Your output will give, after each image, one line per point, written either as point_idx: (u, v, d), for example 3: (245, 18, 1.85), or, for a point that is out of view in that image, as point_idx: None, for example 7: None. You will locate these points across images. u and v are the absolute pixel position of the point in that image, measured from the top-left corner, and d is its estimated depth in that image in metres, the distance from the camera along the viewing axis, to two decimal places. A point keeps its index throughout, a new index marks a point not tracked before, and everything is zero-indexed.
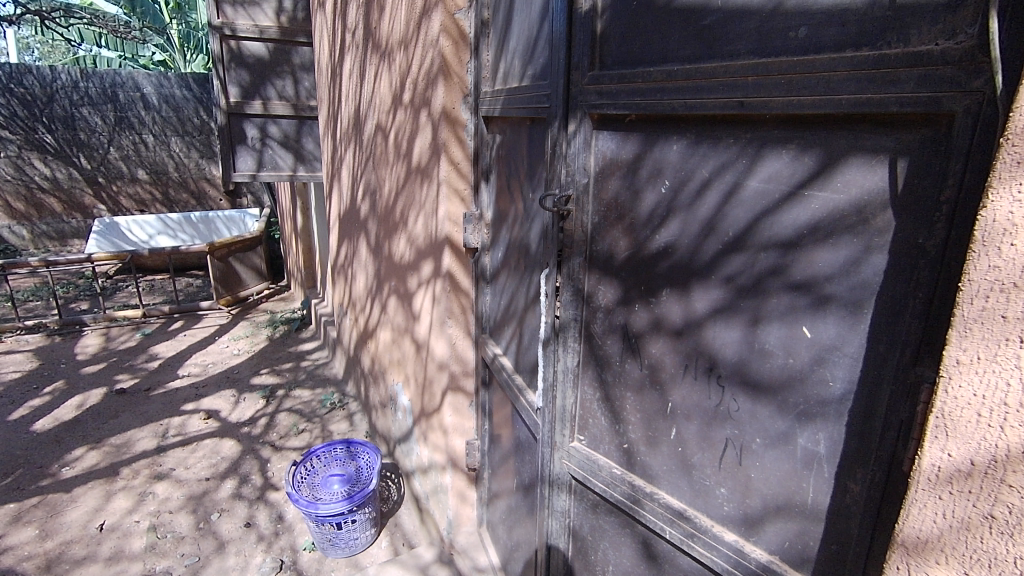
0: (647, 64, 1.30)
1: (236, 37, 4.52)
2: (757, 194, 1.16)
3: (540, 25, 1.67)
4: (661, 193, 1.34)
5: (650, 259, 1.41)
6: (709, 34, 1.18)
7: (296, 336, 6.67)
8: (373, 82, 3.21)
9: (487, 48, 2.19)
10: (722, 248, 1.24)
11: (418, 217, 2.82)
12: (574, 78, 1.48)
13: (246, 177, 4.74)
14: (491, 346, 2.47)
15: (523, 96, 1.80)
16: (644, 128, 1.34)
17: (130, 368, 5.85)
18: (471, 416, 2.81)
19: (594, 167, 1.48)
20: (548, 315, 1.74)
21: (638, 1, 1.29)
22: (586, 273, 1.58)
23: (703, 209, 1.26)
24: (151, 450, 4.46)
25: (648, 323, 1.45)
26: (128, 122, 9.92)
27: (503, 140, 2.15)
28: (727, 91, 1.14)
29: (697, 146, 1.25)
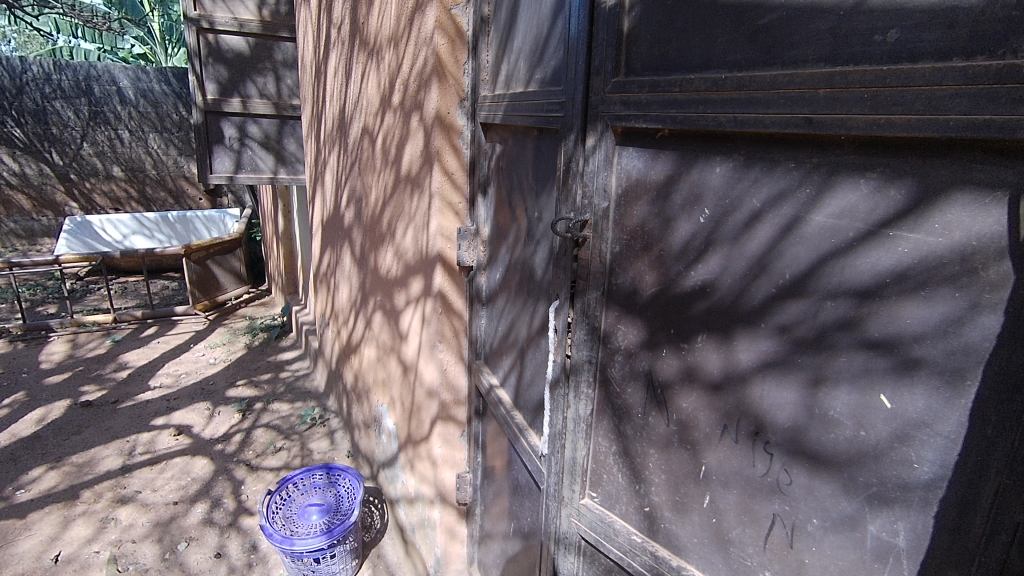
0: (685, 70, 1.08)
1: (214, 31, 4.25)
2: (824, 231, 0.96)
3: (552, 23, 1.45)
4: (699, 222, 1.14)
5: (682, 299, 1.20)
6: (766, 36, 0.96)
7: (276, 344, 6.39)
8: (359, 81, 2.98)
9: (486, 48, 1.98)
10: (776, 292, 1.04)
11: (407, 230, 2.59)
12: (594, 84, 1.26)
13: (224, 179, 4.49)
14: (486, 374, 2.26)
15: (531, 102, 1.59)
16: (680, 145, 1.13)
17: (97, 378, 5.53)
18: (462, 447, 2.59)
19: (615, 189, 1.27)
20: (556, 354, 1.53)
21: None
22: (603, 310, 1.37)
23: (753, 245, 1.06)
24: (116, 471, 4.16)
25: (679, 372, 1.24)
26: (103, 117, 9.53)
27: (503, 150, 1.93)
28: (791, 106, 0.93)
29: (747, 169, 1.04)
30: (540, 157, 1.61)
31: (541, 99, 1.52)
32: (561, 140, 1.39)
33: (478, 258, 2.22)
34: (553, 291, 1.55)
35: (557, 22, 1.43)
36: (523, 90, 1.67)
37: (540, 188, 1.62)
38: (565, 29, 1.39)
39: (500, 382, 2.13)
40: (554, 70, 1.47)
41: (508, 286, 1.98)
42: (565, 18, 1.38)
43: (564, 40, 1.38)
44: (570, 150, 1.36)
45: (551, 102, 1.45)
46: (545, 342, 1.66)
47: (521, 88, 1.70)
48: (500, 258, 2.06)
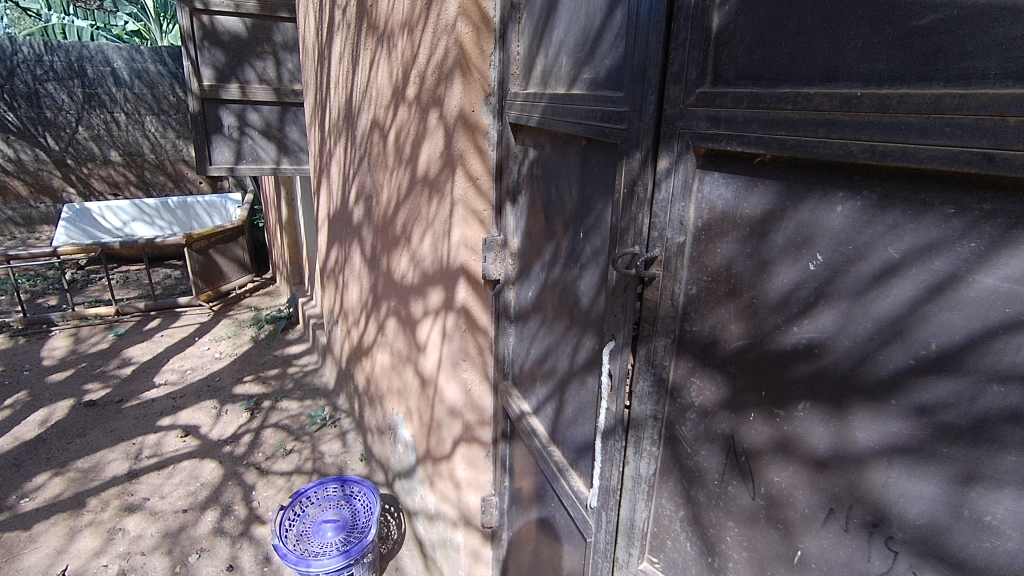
0: (799, 82, 0.86)
1: (209, 12, 3.97)
2: (995, 297, 0.74)
3: (608, 14, 1.22)
4: (808, 270, 0.92)
5: (779, 358, 1.00)
6: (924, 43, 0.73)
7: (282, 336, 6.23)
8: (368, 70, 2.72)
9: (517, 38, 1.74)
10: (916, 364, 0.83)
11: (424, 236, 2.38)
12: (669, 93, 1.04)
13: (224, 170, 4.22)
14: (515, 398, 2.07)
15: (578, 107, 1.35)
16: (787, 176, 0.91)
17: (101, 376, 5.38)
18: (487, 469, 2.42)
19: (694, 222, 1.06)
20: (611, 402, 1.34)
21: None
22: (673, 360, 1.17)
23: (884, 304, 0.85)
24: (122, 477, 4.03)
25: (771, 441, 1.05)
26: (98, 100, 9.22)
27: (537, 156, 1.70)
28: (961, 137, 0.71)
29: (883, 212, 0.82)
30: (587, 170, 1.39)
31: (591, 106, 1.29)
32: (621, 157, 1.17)
33: (505, 272, 2.02)
34: (605, 329, 1.36)
35: (614, 13, 1.19)
36: (566, 92, 1.43)
37: (588, 207, 1.41)
38: (625, 23, 1.15)
39: (534, 410, 1.94)
40: (608, 71, 1.24)
41: (544, 308, 1.77)
42: (625, 9, 1.14)
43: (625, 36, 1.15)
44: (633, 172, 1.14)
45: (606, 110, 1.21)
46: (593, 381, 1.46)
47: (562, 89, 1.47)
48: (533, 276, 1.86)
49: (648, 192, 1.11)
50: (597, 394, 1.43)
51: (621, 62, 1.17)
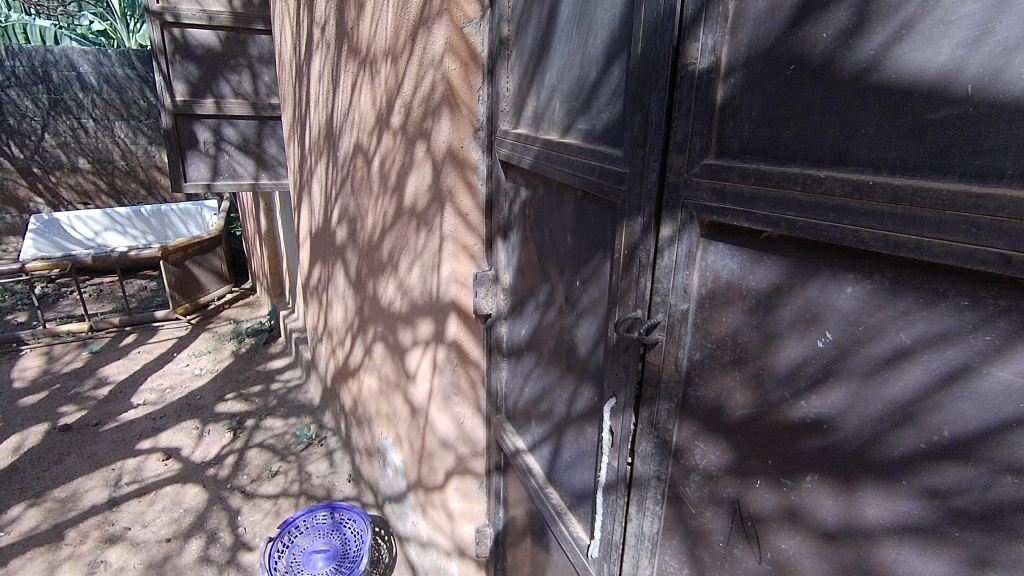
0: (808, 163, 0.84)
1: (180, 25, 3.84)
2: (1010, 392, 0.72)
3: (604, 69, 1.20)
4: (816, 346, 0.91)
5: (787, 428, 0.98)
6: (938, 136, 0.71)
7: (264, 350, 6.11)
8: (350, 93, 2.65)
9: (506, 74, 1.71)
10: (927, 449, 0.81)
11: (412, 266, 2.33)
12: (672, 160, 1.02)
13: (200, 187, 4.13)
14: (509, 434, 2.04)
15: (573, 159, 1.32)
16: (796, 254, 0.90)
17: (76, 398, 5.23)
18: (480, 500, 2.39)
19: (698, 290, 1.05)
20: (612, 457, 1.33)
21: (801, 68, 0.83)
22: (676, 423, 1.16)
23: (895, 387, 0.84)
24: (102, 506, 3.92)
25: (778, 510, 1.02)
26: (64, 106, 8.91)
27: (529, 197, 1.67)
28: (977, 235, 0.69)
29: (894, 298, 0.81)
30: (584, 221, 1.37)
31: (587, 159, 1.26)
32: (622, 219, 1.16)
33: (497, 306, 1.99)
34: (605, 383, 1.34)
35: (611, 67, 1.17)
36: (560, 140, 1.40)
37: (585, 258, 1.39)
38: (624, 80, 1.13)
39: (529, 447, 1.91)
40: (606, 125, 1.21)
41: (539, 348, 1.75)
42: (623, 67, 1.12)
43: (624, 95, 1.13)
44: (636, 234, 1.13)
45: (604, 168, 1.19)
46: (593, 431, 1.44)
47: (556, 134, 1.44)
48: (525, 315, 1.83)
49: (650, 258, 1.10)
50: (597, 445, 1.42)
51: (621, 119, 1.15)
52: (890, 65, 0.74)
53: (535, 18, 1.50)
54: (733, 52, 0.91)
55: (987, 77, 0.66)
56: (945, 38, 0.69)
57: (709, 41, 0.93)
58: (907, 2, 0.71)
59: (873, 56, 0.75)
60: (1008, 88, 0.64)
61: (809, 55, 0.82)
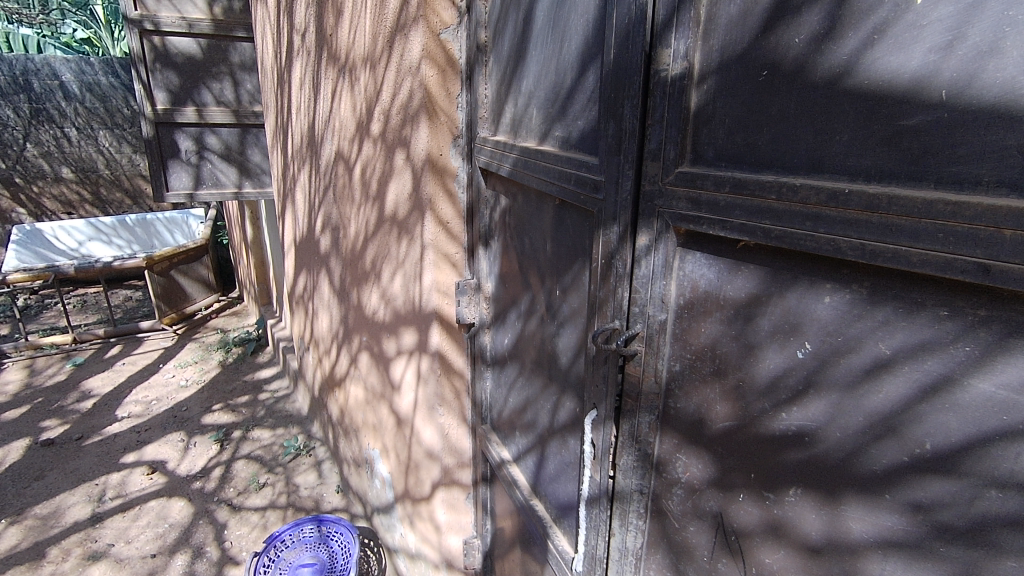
0: (783, 170, 0.82)
1: (160, 32, 3.79)
2: (992, 404, 0.70)
3: (578, 76, 1.17)
4: (796, 357, 0.89)
5: (768, 441, 0.96)
6: (912, 143, 0.69)
7: (252, 360, 6.04)
8: (330, 100, 2.62)
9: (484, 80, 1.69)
10: (910, 462, 0.79)
11: (394, 275, 2.30)
12: (647, 168, 1.00)
13: (182, 197, 4.07)
14: (494, 444, 2.01)
15: (549, 167, 1.29)
16: (773, 263, 0.88)
17: (59, 411, 5.13)
18: (467, 511, 2.36)
19: (675, 300, 1.03)
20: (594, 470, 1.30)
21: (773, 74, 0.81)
22: (658, 436, 1.13)
23: (876, 399, 0.81)
24: (85, 522, 3.84)
25: (761, 523, 1.00)
26: (46, 114, 8.79)
27: (509, 205, 1.64)
28: (954, 244, 0.66)
29: (872, 307, 0.79)
30: (562, 230, 1.35)
31: (564, 167, 1.24)
32: (599, 228, 1.14)
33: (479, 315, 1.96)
34: (586, 395, 1.32)
35: (585, 74, 1.15)
36: (537, 147, 1.38)
37: (564, 266, 1.37)
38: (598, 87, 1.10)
39: (514, 458, 1.88)
40: (581, 132, 1.19)
41: (521, 357, 1.72)
42: (598, 73, 1.09)
43: (598, 102, 1.11)
44: (612, 243, 1.11)
45: (580, 176, 1.16)
46: (575, 442, 1.42)
47: (533, 141, 1.42)
48: (507, 323, 1.80)
49: (627, 267, 1.08)
50: (579, 457, 1.39)
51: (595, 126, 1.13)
52: (863, 70, 0.72)
53: (511, 23, 1.48)
54: (706, 58, 0.89)
55: (961, 82, 0.64)
56: (917, 43, 0.67)
57: (681, 47, 0.91)
58: (878, 5, 0.69)
59: (846, 60, 0.74)
60: (982, 93, 0.62)
61: (782, 60, 0.80)
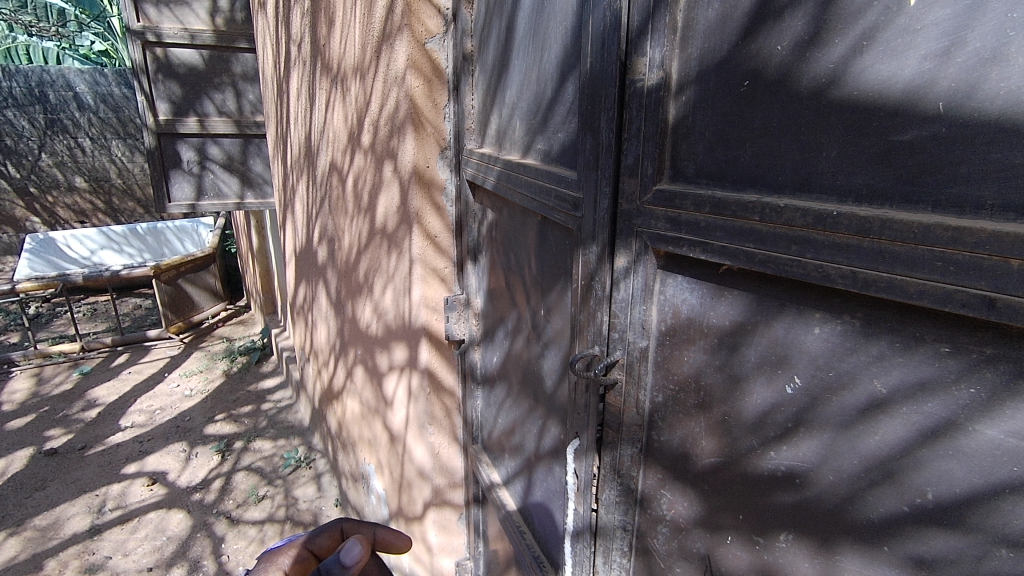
0: (766, 189, 0.75)
1: (162, 44, 3.80)
2: (1001, 453, 0.61)
3: (557, 86, 1.11)
4: (784, 391, 0.81)
5: (756, 481, 0.88)
6: (906, 160, 0.62)
7: (256, 369, 6.03)
8: (324, 110, 2.59)
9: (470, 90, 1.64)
10: (911, 513, 0.70)
11: (385, 289, 2.24)
12: (625, 185, 0.94)
13: (184, 207, 4.07)
14: (485, 465, 1.94)
15: (530, 181, 1.23)
16: (758, 290, 0.81)
17: (63, 421, 5.14)
18: (460, 532, 2.29)
19: (656, 326, 0.96)
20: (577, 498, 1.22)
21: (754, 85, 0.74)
22: (641, 470, 1.06)
23: (871, 441, 0.73)
24: (83, 534, 3.81)
25: (751, 570, 0.91)
26: (60, 125, 8.91)
27: (496, 219, 1.59)
28: (954, 276, 0.58)
29: (865, 340, 0.71)
30: (545, 247, 1.28)
31: (543, 182, 1.17)
32: (579, 247, 1.07)
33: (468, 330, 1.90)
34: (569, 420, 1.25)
35: (563, 83, 1.09)
36: (519, 160, 1.32)
37: (545, 280, 1.31)
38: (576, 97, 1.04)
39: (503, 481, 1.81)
40: (561, 144, 1.13)
41: (508, 375, 1.65)
42: (576, 83, 1.03)
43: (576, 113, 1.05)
44: (591, 261, 1.04)
45: (558, 192, 1.10)
46: (561, 467, 1.34)
47: (516, 154, 1.35)
48: (494, 339, 1.74)
49: (606, 290, 1.01)
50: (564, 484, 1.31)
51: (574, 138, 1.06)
52: (851, 81, 0.65)
53: (494, 32, 1.43)
54: (684, 67, 0.83)
55: (961, 93, 0.57)
56: (910, 49, 0.60)
57: (656, 56, 0.85)
58: (866, 8, 0.62)
59: (832, 69, 0.67)
60: (983, 105, 0.55)
61: (764, 69, 0.73)
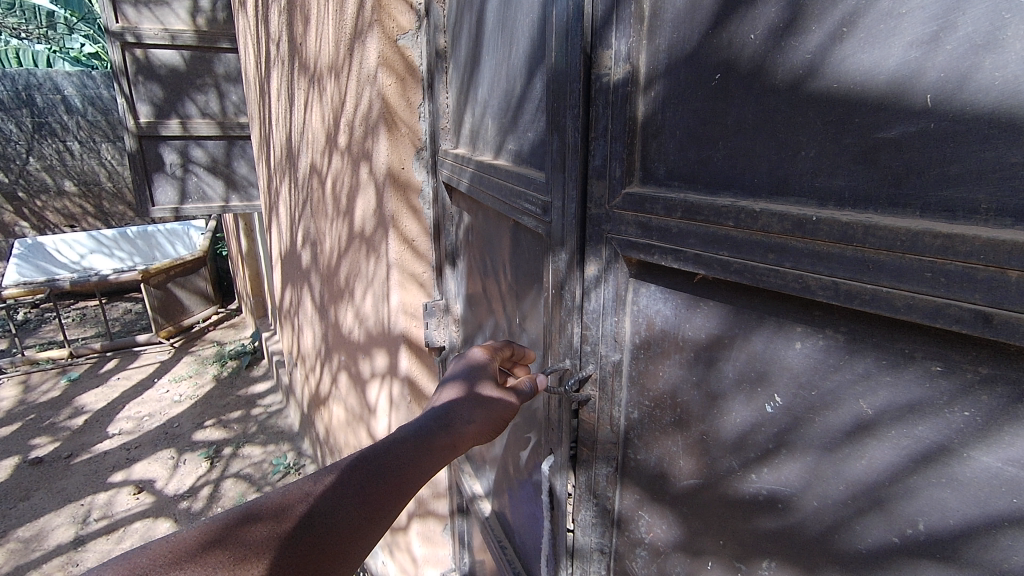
0: (741, 193, 0.69)
1: (142, 45, 3.73)
2: (997, 483, 0.55)
3: (526, 84, 1.05)
4: (764, 411, 0.74)
5: (736, 505, 0.81)
6: (892, 159, 0.56)
7: (246, 374, 5.95)
8: (303, 111, 2.52)
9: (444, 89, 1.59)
10: (901, 545, 0.63)
11: (365, 294, 2.17)
12: (593, 188, 0.87)
13: (168, 211, 4.00)
14: (468, 476, 1.88)
15: (500, 183, 1.17)
16: (734, 302, 0.75)
17: (50, 429, 5.07)
18: (445, 542, 2.22)
19: (629, 339, 0.90)
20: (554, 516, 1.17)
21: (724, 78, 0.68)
22: (618, 490, 1.00)
23: (857, 466, 0.66)
24: (67, 545, 3.74)
25: None
26: (48, 128, 8.79)
27: (472, 223, 1.53)
28: (947, 288, 0.52)
29: (849, 357, 0.65)
30: (518, 254, 1.22)
31: (512, 184, 1.11)
32: (550, 254, 1.01)
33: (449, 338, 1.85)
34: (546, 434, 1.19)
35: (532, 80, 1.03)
36: (491, 161, 1.26)
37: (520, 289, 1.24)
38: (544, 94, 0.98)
39: (485, 493, 1.75)
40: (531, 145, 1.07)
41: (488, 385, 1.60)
42: (544, 80, 0.97)
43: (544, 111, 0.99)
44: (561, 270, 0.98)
45: (527, 194, 1.04)
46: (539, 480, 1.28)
47: (488, 155, 1.29)
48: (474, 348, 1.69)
49: (577, 301, 0.96)
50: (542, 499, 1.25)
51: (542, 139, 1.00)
52: (830, 73, 0.59)
53: (466, 26, 1.36)
54: (652, 60, 0.77)
55: (951, 84, 0.50)
56: (894, 36, 0.53)
57: (622, 48, 0.79)
58: None
59: (810, 59, 0.60)
60: (977, 97, 0.49)
61: (737, 61, 0.67)
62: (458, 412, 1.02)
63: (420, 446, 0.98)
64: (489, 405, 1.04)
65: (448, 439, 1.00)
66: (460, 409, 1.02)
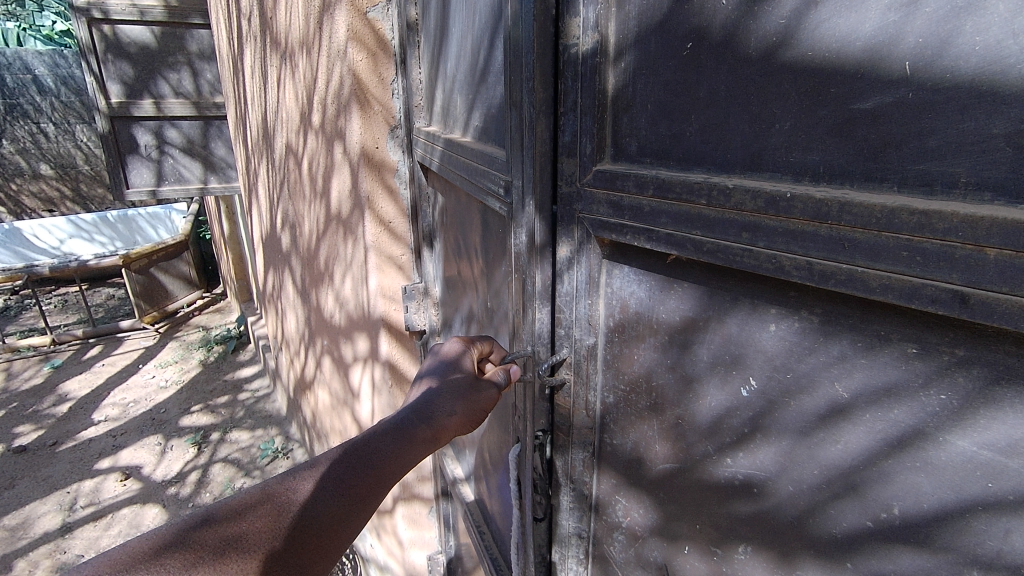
0: (714, 169, 0.66)
1: (110, 21, 3.59)
2: (972, 467, 0.53)
3: (489, 55, 1.00)
4: (738, 395, 0.72)
5: (711, 490, 0.79)
6: (867, 130, 0.53)
7: (233, 359, 5.90)
8: (277, 88, 2.44)
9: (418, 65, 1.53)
10: (875, 529, 0.61)
11: (345, 277, 2.13)
12: (564, 165, 0.84)
13: (144, 194, 3.90)
14: (450, 461, 1.86)
15: (469, 159, 1.12)
16: (709, 283, 0.72)
17: (34, 417, 5.01)
18: (431, 525, 2.22)
19: (603, 322, 0.88)
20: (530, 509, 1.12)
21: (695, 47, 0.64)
22: (595, 475, 0.98)
23: (832, 450, 0.64)
24: (54, 533, 3.72)
25: None
26: (21, 110, 8.53)
27: (445, 204, 1.49)
28: (925, 269, 0.49)
29: (824, 339, 0.62)
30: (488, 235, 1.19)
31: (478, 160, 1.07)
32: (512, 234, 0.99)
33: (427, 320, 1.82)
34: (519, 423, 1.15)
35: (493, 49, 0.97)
36: (460, 138, 1.21)
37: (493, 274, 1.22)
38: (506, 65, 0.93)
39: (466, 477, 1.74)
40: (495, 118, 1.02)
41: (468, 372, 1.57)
42: (505, 49, 0.92)
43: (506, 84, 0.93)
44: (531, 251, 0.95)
45: (490, 173, 1.00)
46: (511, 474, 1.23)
47: (458, 131, 1.25)
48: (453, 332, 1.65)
49: (547, 284, 0.93)
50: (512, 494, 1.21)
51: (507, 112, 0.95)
52: (804, 40, 0.55)
53: None
54: (622, 28, 0.73)
55: (929, 52, 0.47)
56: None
57: (591, 16, 0.75)
58: None
59: (783, 26, 0.57)
60: (955, 64, 0.46)
61: (708, 28, 0.63)
62: (441, 402, 1.02)
63: (402, 437, 0.98)
64: (469, 391, 1.03)
65: (431, 431, 1.00)
66: (442, 401, 1.01)
